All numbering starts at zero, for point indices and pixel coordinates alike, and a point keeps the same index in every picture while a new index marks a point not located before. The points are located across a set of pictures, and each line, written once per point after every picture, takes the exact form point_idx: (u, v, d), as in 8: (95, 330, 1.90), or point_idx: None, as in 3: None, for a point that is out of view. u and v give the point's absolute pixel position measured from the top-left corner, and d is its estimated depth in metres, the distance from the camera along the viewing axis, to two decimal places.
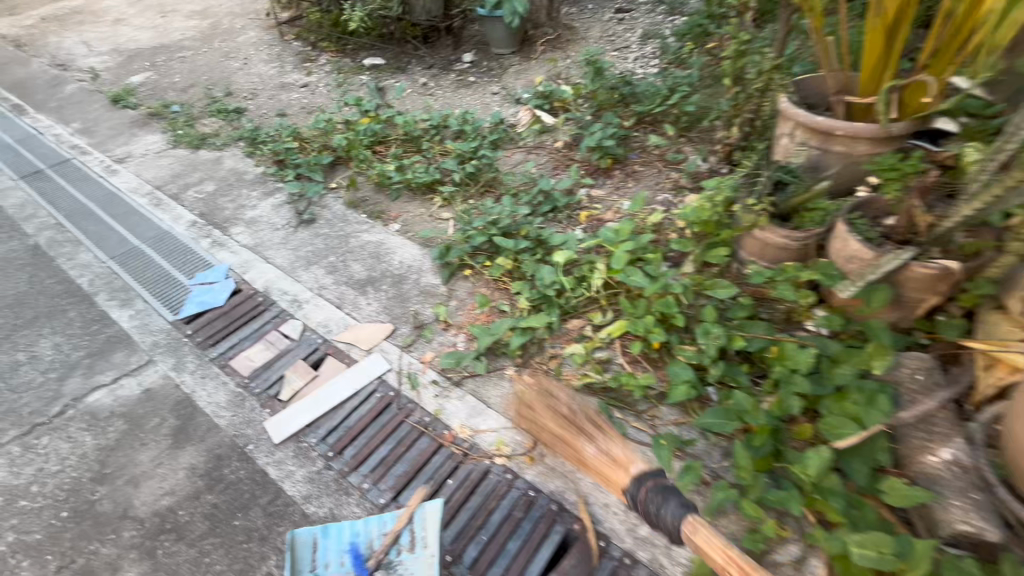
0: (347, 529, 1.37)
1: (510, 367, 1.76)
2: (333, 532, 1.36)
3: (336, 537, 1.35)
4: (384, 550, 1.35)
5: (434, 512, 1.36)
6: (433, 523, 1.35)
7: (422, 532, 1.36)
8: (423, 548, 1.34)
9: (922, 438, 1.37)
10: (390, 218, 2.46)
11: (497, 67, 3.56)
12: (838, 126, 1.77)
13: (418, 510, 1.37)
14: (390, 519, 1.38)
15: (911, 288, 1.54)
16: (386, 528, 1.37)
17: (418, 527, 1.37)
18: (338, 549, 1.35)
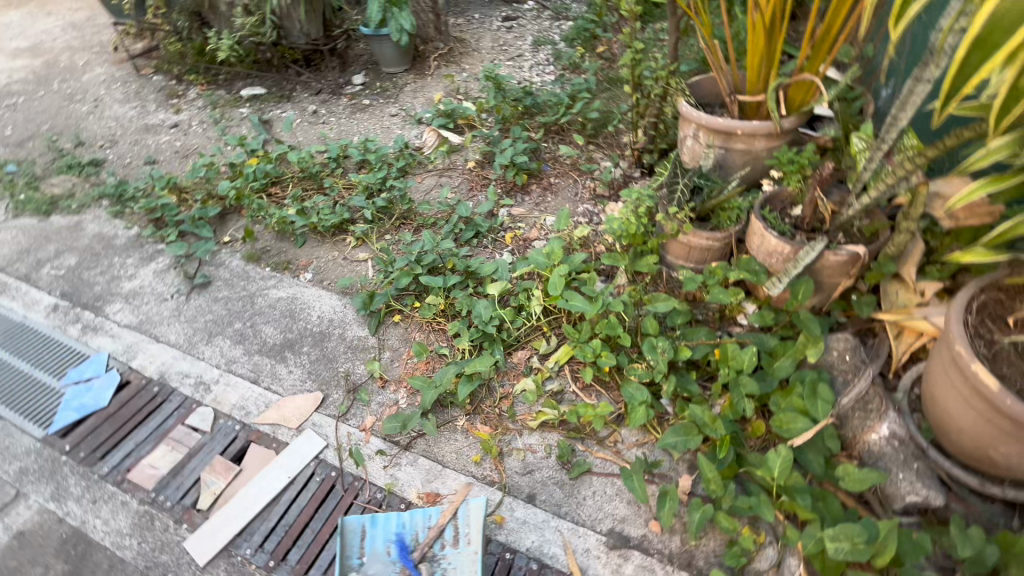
0: (394, 519, 1.37)
1: (461, 417, 1.65)
2: (380, 522, 1.36)
3: (383, 527, 1.36)
4: (431, 543, 1.35)
5: (478, 508, 1.35)
6: (477, 518, 1.34)
7: (466, 527, 1.35)
8: (466, 543, 1.33)
9: (863, 418, 1.44)
10: (300, 268, 2.22)
11: (392, 86, 3.38)
12: (738, 126, 1.83)
13: (462, 506, 1.37)
14: (436, 513, 1.38)
15: (828, 274, 1.63)
16: (431, 521, 1.37)
17: (462, 523, 1.36)
18: (385, 540, 1.35)
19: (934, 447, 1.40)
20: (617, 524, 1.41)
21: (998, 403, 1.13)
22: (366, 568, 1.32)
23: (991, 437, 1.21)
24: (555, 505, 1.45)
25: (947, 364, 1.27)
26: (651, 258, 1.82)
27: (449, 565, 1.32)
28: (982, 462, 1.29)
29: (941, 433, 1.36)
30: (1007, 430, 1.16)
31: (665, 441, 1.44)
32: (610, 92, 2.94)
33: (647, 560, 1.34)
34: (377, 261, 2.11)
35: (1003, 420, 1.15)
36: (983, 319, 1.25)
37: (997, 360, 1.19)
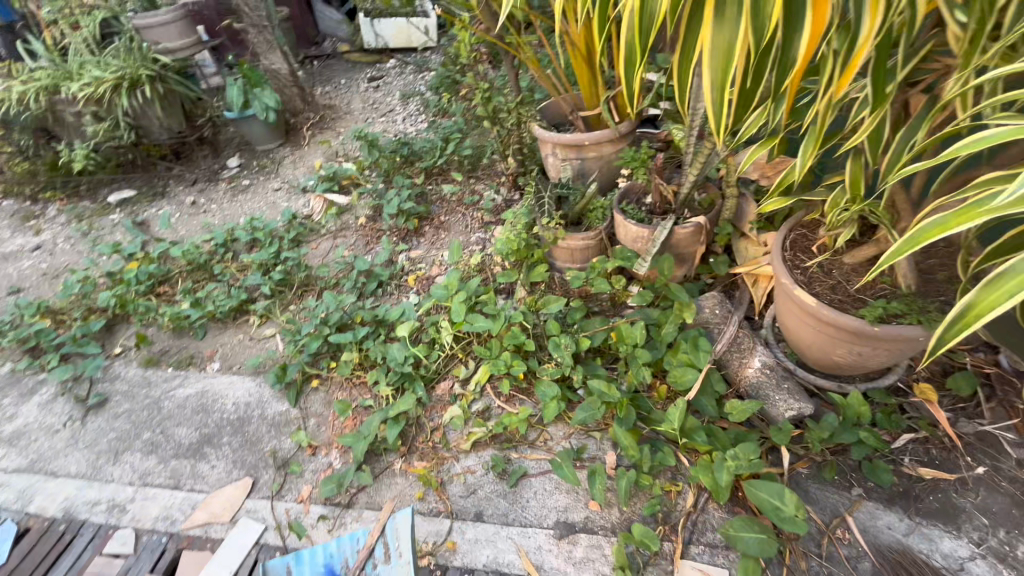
0: (320, 555, 1.44)
1: (397, 461, 1.67)
2: (306, 560, 1.44)
3: (309, 562, 1.44)
4: (358, 565, 1.41)
5: (405, 519, 1.37)
6: (406, 532, 1.35)
7: (397, 541, 1.36)
8: (399, 557, 1.34)
9: (740, 357, 1.67)
10: (206, 359, 2.17)
11: (269, 162, 3.40)
12: (585, 138, 2.08)
13: (390, 520, 1.39)
14: (363, 536, 1.45)
15: (684, 245, 1.88)
16: (359, 545, 1.44)
17: (393, 538, 1.38)
18: (314, 572, 1.42)
19: (799, 365, 1.64)
20: (561, 514, 1.51)
21: (819, 315, 1.36)
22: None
23: (828, 343, 1.45)
24: (502, 515, 1.52)
25: (783, 293, 1.50)
26: (539, 268, 1.99)
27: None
28: (831, 366, 1.54)
29: (798, 351, 1.62)
30: (835, 334, 1.40)
31: (579, 417, 1.58)
32: (478, 129, 3.17)
33: (594, 538, 1.44)
34: (285, 333, 2.11)
35: (828, 327, 1.38)
36: (796, 252, 1.51)
37: (813, 281, 1.45)
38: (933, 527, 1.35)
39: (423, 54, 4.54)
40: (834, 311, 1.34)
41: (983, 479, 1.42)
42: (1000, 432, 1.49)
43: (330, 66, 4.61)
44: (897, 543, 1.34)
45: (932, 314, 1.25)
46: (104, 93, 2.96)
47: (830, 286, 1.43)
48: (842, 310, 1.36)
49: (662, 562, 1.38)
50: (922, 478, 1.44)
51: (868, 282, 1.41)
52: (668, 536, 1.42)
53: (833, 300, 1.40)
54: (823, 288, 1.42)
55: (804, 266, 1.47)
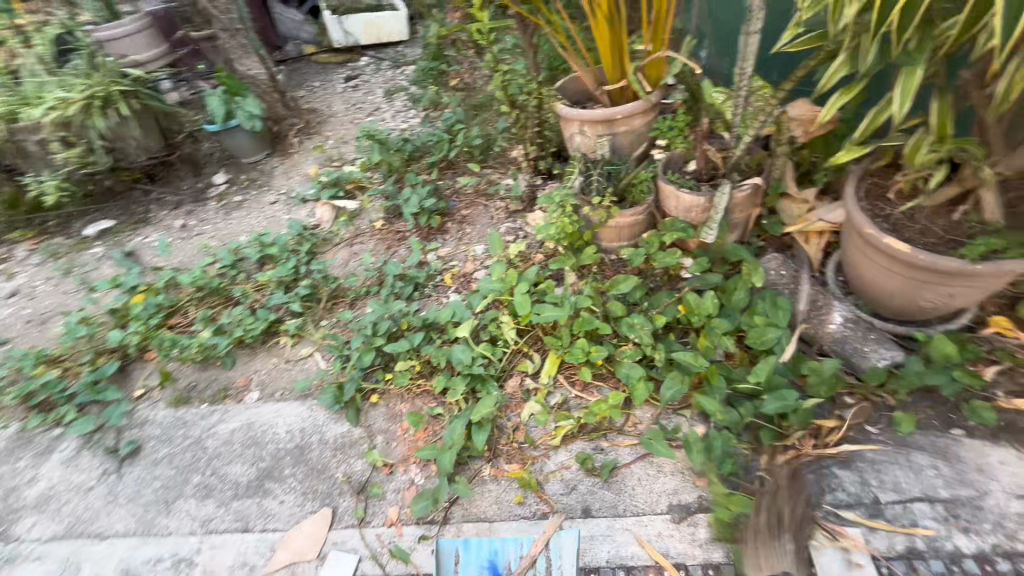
0: (487, 546, 1.40)
1: (485, 467, 1.59)
2: (474, 547, 1.40)
3: (475, 552, 1.40)
4: (523, 572, 1.37)
5: (569, 540, 1.39)
6: (570, 553, 1.37)
7: (558, 560, 1.37)
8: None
9: (818, 314, 1.66)
10: (242, 389, 2.01)
11: (259, 175, 3.19)
12: (616, 112, 2.01)
13: (554, 539, 1.39)
14: (529, 541, 1.40)
15: (740, 209, 1.84)
16: (524, 550, 1.39)
17: (555, 554, 1.38)
18: (478, 567, 1.39)
19: (876, 315, 1.64)
20: (673, 497, 1.45)
21: (914, 261, 1.35)
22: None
23: (917, 288, 1.45)
24: (611, 507, 1.46)
25: (865, 245, 1.49)
26: (590, 249, 1.92)
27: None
28: (913, 311, 1.54)
29: (876, 301, 1.61)
30: (927, 278, 1.40)
31: (667, 394, 1.53)
32: (480, 117, 3.06)
33: (714, 517, 1.39)
34: (328, 350, 1.97)
35: (921, 272, 1.38)
36: (872, 202, 1.50)
37: (898, 228, 1.44)
38: None
39: (397, 48, 4.37)
40: (929, 255, 1.34)
41: None
42: None
43: (299, 69, 4.38)
44: (1011, 476, 1.35)
45: None
46: (74, 114, 2.69)
47: (917, 232, 1.42)
48: (936, 253, 1.35)
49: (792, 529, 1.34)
50: (1017, 409, 1.46)
51: (953, 223, 1.41)
52: (789, 504, 1.39)
53: (922, 244, 1.39)
54: (910, 234, 1.41)
55: (885, 215, 1.46)
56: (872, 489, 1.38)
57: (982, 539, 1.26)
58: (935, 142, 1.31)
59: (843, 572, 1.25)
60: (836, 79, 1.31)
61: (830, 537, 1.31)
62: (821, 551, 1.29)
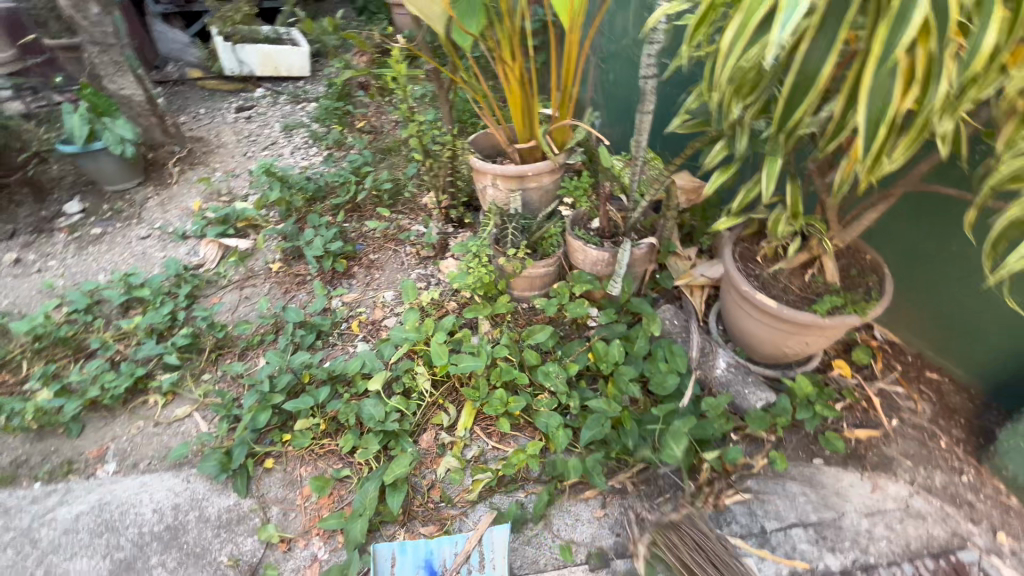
0: (423, 546, 1.40)
1: (398, 532, 1.49)
2: (410, 549, 1.40)
3: (411, 552, 1.39)
4: (457, 568, 1.39)
5: (502, 536, 1.42)
6: (503, 548, 1.41)
7: (491, 553, 1.42)
8: (493, 568, 1.40)
9: (706, 361, 1.86)
10: (93, 461, 1.67)
11: (127, 205, 2.80)
12: (527, 169, 2.13)
13: (486, 534, 1.42)
14: (462, 538, 1.42)
15: (639, 265, 2.03)
16: (459, 547, 1.42)
17: (488, 548, 1.42)
18: (415, 567, 1.39)
19: (751, 360, 1.89)
20: (590, 546, 1.49)
21: (781, 314, 1.60)
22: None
23: (784, 337, 1.70)
24: (532, 562, 1.45)
25: (743, 300, 1.72)
26: (505, 299, 1.97)
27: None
28: (780, 356, 1.80)
29: (751, 349, 1.86)
30: (791, 329, 1.65)
31: (584, 437, 1.60)
32: (388, 161, 3.04)
33: (628, 562, 1.45)
34: (212, 410, 1.73)
35: (787, 323, 1.63)
36: (746, 264, 1.75)
37: (767, 286, 1.70)
38: (879, 477, 1.64)
39: (298, 83, 4.20)
40: (792, 310, 1.59)
41: (895, 430, 1.77)
42: (894, 390, 1.89)
43: (182, 93, 4.00)
44: (859, 497, 1.60)
45: (863, 304, 1.55)
46: None
47: (781, 290, 1.68)
48: (797, 308, 1.61)
49: None
50: (858, 438, 1.75)
51: (806, 284, 1.70)
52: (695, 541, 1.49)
53: (786, 301, 1.65)
54: (776, 292, 1.67)
55: (757, 275, 1.72)
56: (759, 519, 1.54)
57: (845, 556, 1.47)
58: (790, 218, 1.57)
59: None
60: (718, 159, 1.53)
61: None
62: None
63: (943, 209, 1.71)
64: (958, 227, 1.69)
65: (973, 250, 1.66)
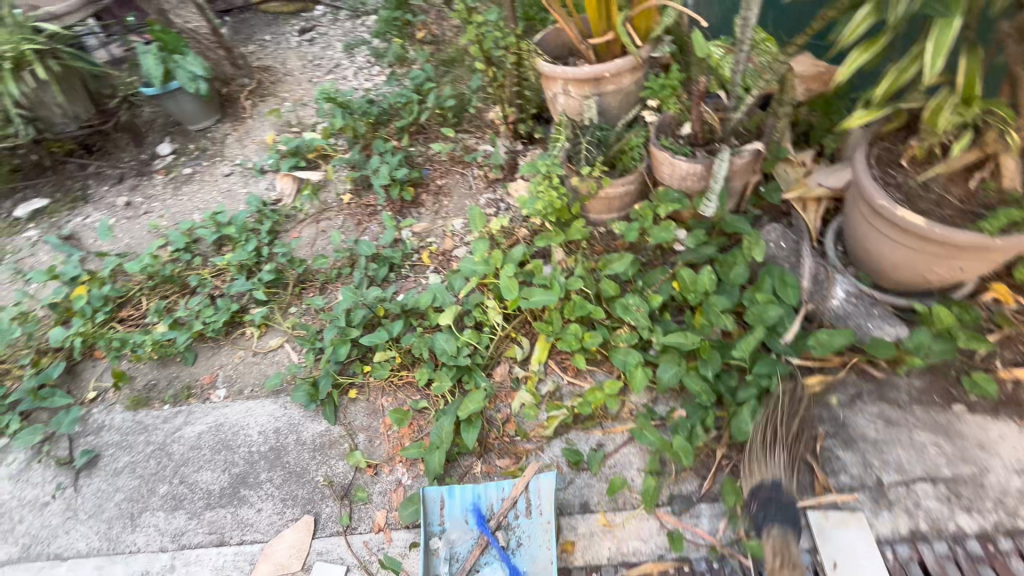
0: (471, 489, 1.39)
1: (476, 463, 1.51)
2: (458, 493, 1.39)
3: (459, 496, 1.39)
4: (505, 513, 1.37)
5: (548, 483, 1.36)
6: (549, 495, 1.36)
7: (537, 499, 1.37)
8: (539, 513, 1.36)
9: (819, 288, 1.58)
10: (207, 387, 1.85)
11: (209, 143, 2.90)
12: (603, 69, 1.83)
13: (532, 481, 1.37)
14: (509, 485, 1.39)
15: (739, 176, 1.71)
16: (506, 492, 1.39)
17: (534, 495, 1.37)
18: (463, 510, 1.38)
19: (876, 288, 1.58)
20: (675, 488, 1.40)
21: (930, 234, 1.27)
22: (448, 534, 1.37)
23: (928, 261, 1.37)
24: (611, 500, 1.41)
25: (875, 216, 1.40)
26: (580, 224, 1.79)
27: (524, 533, 1.36)
28: (919, 283, 1.48)
29: (879, 275, 1.54)
30: (941, 252, 1.32)
31: (663, 377, 1.47)
32: (450, 75, 2.80)
33: (717, 507, 1.36)
34: (299, 342, 1.81)
35: (935, 245, 1.30)
36: (883, 170, 1.39)
37: (912, 197, 1.35)
38: None
39: None
40: (946, 228, 1.25)
41: None
42: None
43: (247, 20, 3.94)
44: (1011, 450, 1.33)
45: None
46: None
47: (932, 203, 1.33)
48: (953, 226, 1.27)
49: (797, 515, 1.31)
50: (1017, 380, 1.43)
51: (970, 192, 1.32)
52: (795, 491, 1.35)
53: (938, 216, 1.30)
54: (925, 205, 1.32)
55: (899, 184, 1.37)
56: (875, 470, 1.35)
57: (984, 518, 1.25)
58: (959, 104, 1.19)
59: (849, 555, 1.23)
60: (861, 30, 1.16)
61: (832, 519, 1.28)
62: (824, 535, 1.26)
63: None
64: None
65: None
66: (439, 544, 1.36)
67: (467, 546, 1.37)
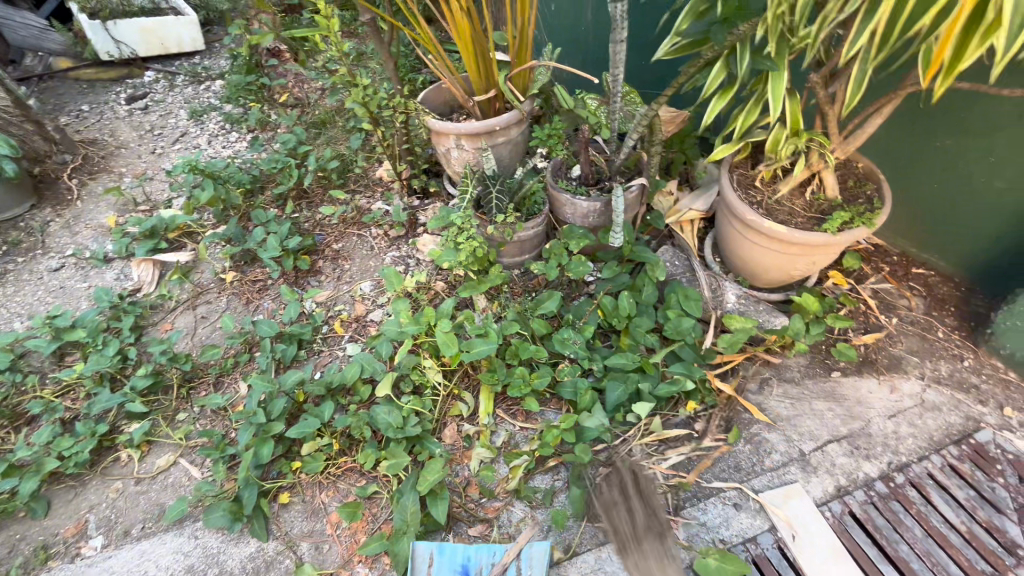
0: (462, 550, 1.31)
1: (447, 537, 1.41)
2: (448, 550, 1.30)
3: (450, 555, 1.30)
4: None
5: (542, 551, 1.30)
6: (541, 562, 1.29)
7: (528, 568, 1.30)
8: None
9: (715, 295, 1.82)
10: (74, 540, 1.44)
11: (23, 233, 2.37)
12: (494, 123, 1.94)
13: (525, 547, 1.31)
14: (501, 549, 1.32)
15: (630, 208, 1.91)
16: (496, 557, 1.31)
17: (525, 562, 1.30)
18: (451, 572, 1.28)
19: (755, 288, 1.87)
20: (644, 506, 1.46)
21: (790, 240, 1.56)
22: None
23: (790, 261, 1.68)
24: (591, 537, 1.41)
25: (747, 229, 1.67)
26: (499, 269, 1.82)
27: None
28: (785, 279, 1.79)
29: (754, 276, 1.83)
30: (799, 253, 1.63)
31: (610, 399, 1.55)
32: (324, 136, 2.69)
33: (687, 513, 1.43)
34: (202, 454, 1.52)
35: (795, 247, 1.60)
36: (746, 192, 1.69)
37: (772, 211, 1.65)
38: (894, 378, 1.70)
39: (192, 59, 3.62)
40: (802, 232, 1.55)
41: (897, 329, 1.81)
42: (887, 289, 1.91)
43: (53, 89, 3.37)
44: (880, 401, 1.65)
45: (870, 215, 1.53)
46: None
47: (786, 214, 1.63)
48: (804, 230, 1.57)
49: (753, 501, 1.44)
50: (866, 344, 1.78)
51: (809, 202, 1.66)
52: (744, 479, 1.49)
53: (793, 224, 1.61)
54: (781, 216, 1.63)
55: (759, 201, 1.66)
56: (796, 443, 1.56)
57: (880, 461, 1.52)
58: (791, 136, 1.51)
59: (803, 524, 1.39)
60: (718, 82, 1.43)
61: (783, 498, 1.44)
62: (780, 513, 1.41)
63: (924, 104, 1.69)
64: (942, 121, 1.67)
65: (960, 143, 1.65)
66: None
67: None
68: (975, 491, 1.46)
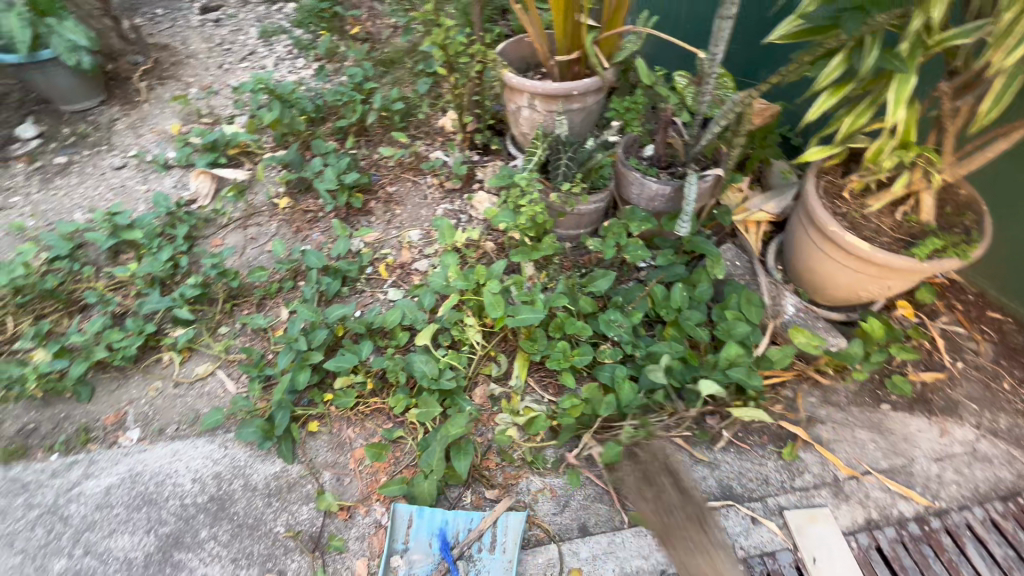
0: (440, 514, 1.32)
1: (464, 494, 1.42)
2: (427, 514, 1.31)
3: (427, 518, 1.31)
4: (469, 544, 1.30)
5: (518, 521, 1.32)
6: (516, 534, 1.31)
7: (503, 535, 1.32)
8: (502, 551, 1.30)
9: (773, 303, 1.74)
10: (112, 428, 1.51)
11: (91, 128, 2.41)
12: (572, 87, 1.85)
13: (503, 516, 1.32)
14: (478, 515, 1.33)
15: (700, 198, 1.82)
16: (473, 522, 1.33)
17: (501, 531, 1.32)
18: (428, 534, 1.30)
19: (816, 304, 1.78)
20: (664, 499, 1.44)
21: (871, 259, 1.47)
22: (409, 555, 1.28)
23: (864, 282, 1.58)
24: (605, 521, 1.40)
25: (824, 241, 1.57)
26: (554, 238, 1.78)
27: (483, 567, 1.29)
28: (851, 300, 1.70)
29: (817, 291, 1.74)
30: (877, 274, 1.53)
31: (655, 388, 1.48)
32: (392, 76, 2.62)
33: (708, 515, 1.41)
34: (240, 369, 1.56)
35: (875, 267, 1.50)
36: (832, 201, 1.59)
37: (857, 226, 1.55)
38: (947, 421, 1.61)
39: None
40: (886, 253, 1.45)
41: (960, 372, 1.71)
42: (957, 329, 1.80)
43: None
44: (928, 442, 1.57)
45: (965, 246, 1.43)
46: None
47: (871, 230, 1.53)
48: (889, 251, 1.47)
49: (776, 518, 1.41)
50: (924, 381, 1.68)
51: (898, 222, 1.56)
52: (771, 494, 1.45)
53: (877, 242, 1.51)
54: (867, 233, 1.52)
55: (845, 214, 1.56)
56: (832, 468, 1.51)
57: (918, 502, 1.45)
58: (897, 148, 1.40)
59: (824, 549, 1.35)
60: (833, 76, 1.32)
61: (809, 519, 1.39)
62: (803, 533, 1.37)
63: None
64: None
65: None
66: (399, 563, 1.27)
67: (426, 569, 1.29)
68: (1014, 551, 1.38)
